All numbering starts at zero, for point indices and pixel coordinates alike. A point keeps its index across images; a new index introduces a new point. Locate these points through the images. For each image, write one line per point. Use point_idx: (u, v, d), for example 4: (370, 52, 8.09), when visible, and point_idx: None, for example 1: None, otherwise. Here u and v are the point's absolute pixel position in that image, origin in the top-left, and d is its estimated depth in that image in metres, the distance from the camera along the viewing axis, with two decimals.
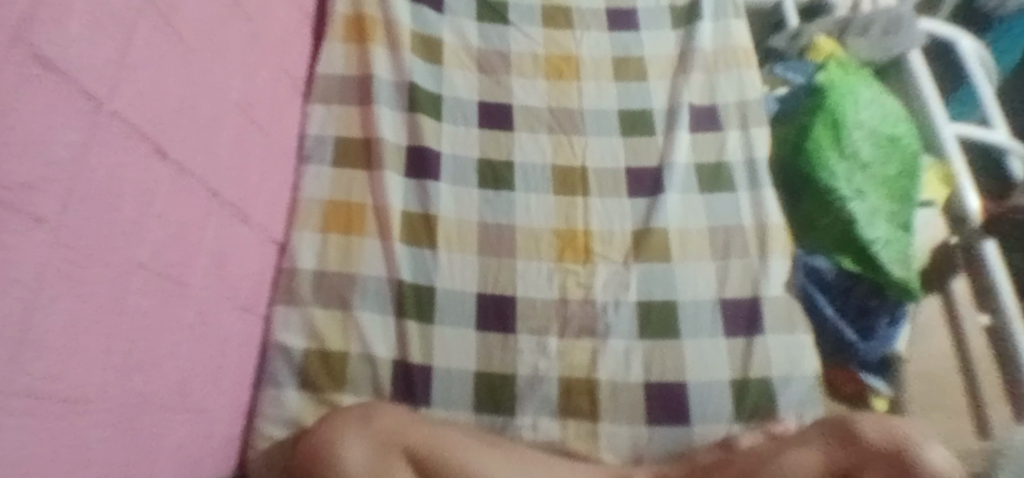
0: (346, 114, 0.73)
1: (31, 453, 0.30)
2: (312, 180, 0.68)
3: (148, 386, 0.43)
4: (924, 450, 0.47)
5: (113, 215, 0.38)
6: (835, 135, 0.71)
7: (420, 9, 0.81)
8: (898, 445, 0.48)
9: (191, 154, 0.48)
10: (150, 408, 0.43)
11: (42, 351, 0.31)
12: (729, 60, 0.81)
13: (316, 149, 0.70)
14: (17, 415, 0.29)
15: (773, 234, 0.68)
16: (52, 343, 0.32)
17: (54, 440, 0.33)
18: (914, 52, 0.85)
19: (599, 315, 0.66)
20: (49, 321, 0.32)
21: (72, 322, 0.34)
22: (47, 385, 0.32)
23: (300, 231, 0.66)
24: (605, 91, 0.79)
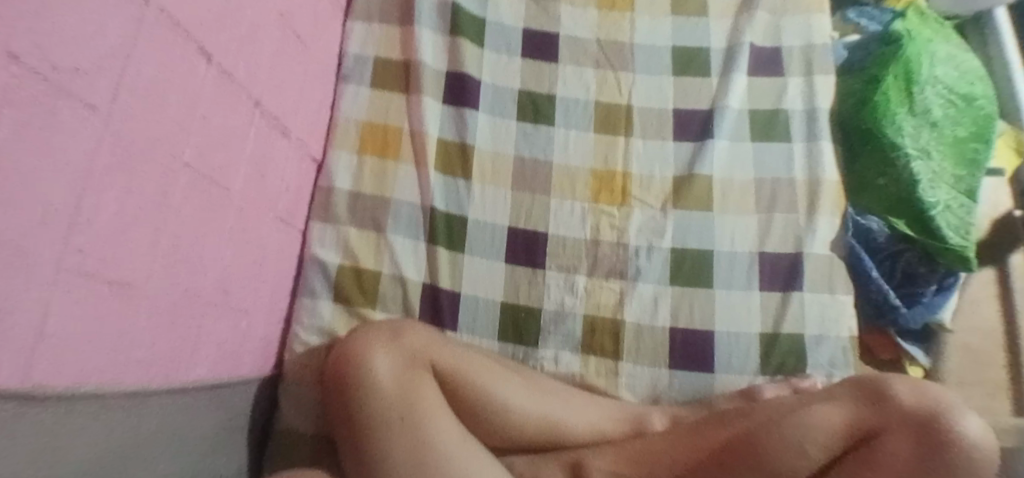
0: (388, 35, 0.71)
1: (71, 327, 0.32)
2: (350, 99, 0.67)
3: (191, 282, 0.45)
4: (954, 415, 0.46)
5: (161, 111, 0.38)
6: (906, 90, 0.67)
7: None
8: (928, 407, 0.46)
9: (235, 59, 0.48)
10: (193, 304, 0.46)
11: (87, 234, 0.32)
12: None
13: (356, 68, 0.69)
14: (56, 290, 0.31)
15: (825, 189, 0.65)
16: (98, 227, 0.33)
17: (97, 318, 0.35)
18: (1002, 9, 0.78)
19: (629, 259, 0.65)
20: (95, 207, 0.33)
21: (118, 211, 0.35)
22: (91, 267, 0.33)
23: (337, 150, 0.66)
24: (659, 25, 0.75)
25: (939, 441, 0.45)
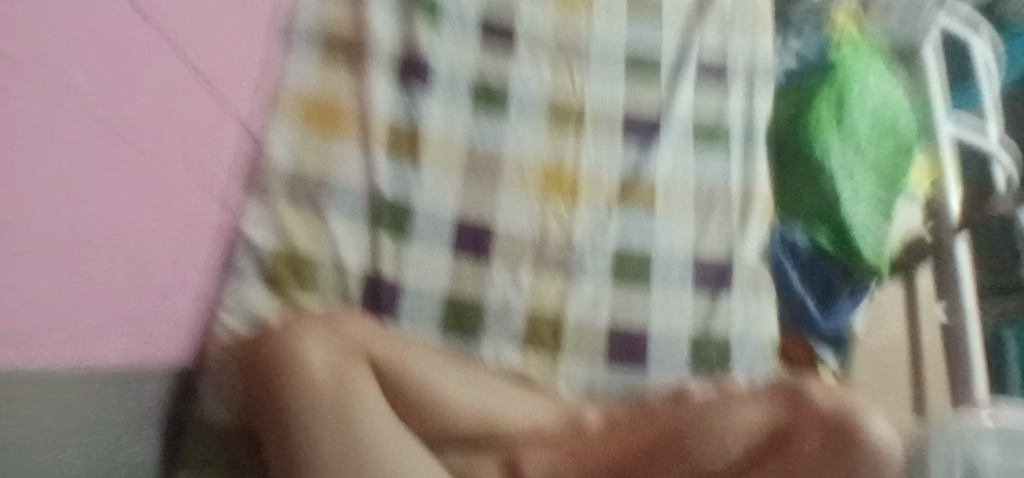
0: (339, 11, 0.68)
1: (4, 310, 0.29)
2: (295, 74, 0.64)
3: (110, 257, 0.41)
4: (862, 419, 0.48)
5: (94, 73, 0.35)
6: (837, 114, 0.71)
7: None
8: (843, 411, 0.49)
9: (172, 22, 0.44)
10: (111, 282, 0.42)
11: (21, 208, 0.29)
12: (745, 18, 0.78)
13: (301, 41, 0.65)
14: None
15: (758, 197, 0.70)
16: (31, 193, 0.30)
17: (27, 298, 0.31)
18: (926, 42, 0.85)
19: (573, 256, 0.66)
20: (31, 177, 0.29)
21: (48, 181, 0.32)
22: (25, 244, 0.30)
23: (277, 126, 0.62)
24: (615, 29, 0.76)
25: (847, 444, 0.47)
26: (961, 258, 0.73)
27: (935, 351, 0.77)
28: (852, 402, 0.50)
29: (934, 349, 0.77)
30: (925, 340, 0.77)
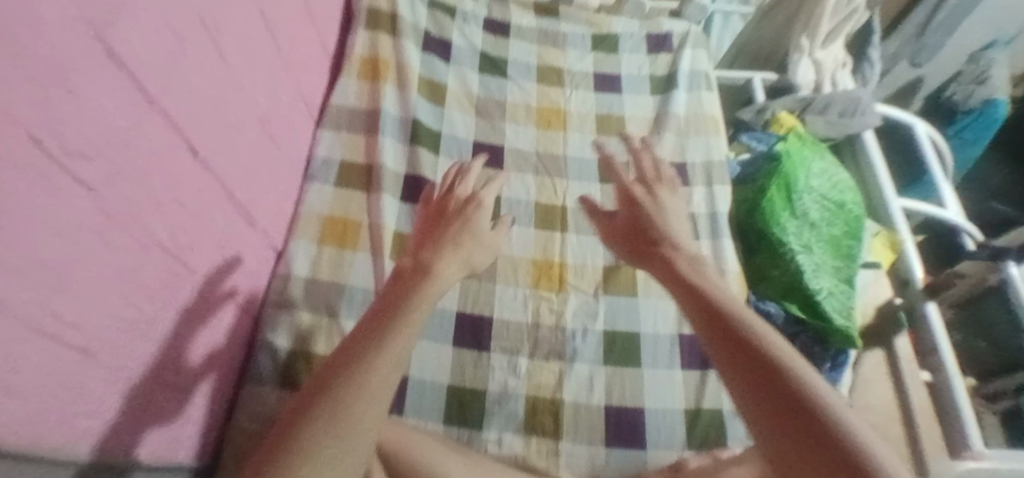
0: (353, 140, 0.79)
1: (39, 385, 0.34)
2: (314, 196, 0.74)
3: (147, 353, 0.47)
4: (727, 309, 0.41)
5: (145, 195, 0.43)
6: (787, 196, 0.79)
7: (431, 58, 0.89)
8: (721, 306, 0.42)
9: (215, 155, 0.54)
10: (143, 377, 0.47)
11: (65, 297, 0.35)
12: (699, 125, 0.91)
13: (321, 169, 0.76)
14: (37, 348, 0.33)
15: (729, 278, 0.75)
16: (76, 287, 0.37)
17: (59, 380, 0.36)
18: (867, 132, 0.97)
19: (567, 340, 0.72)
20: (75, 272, 0.36)
21: (93, 279, 0.39)
22: (64, 330, 0.36)
23: (298, 240, 0.71)
24: (588, 142, 0.89)
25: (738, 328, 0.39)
26: (934, 318, 0.78)
27: (928, 412, 0.76)
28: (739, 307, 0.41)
29: (928, 410, 0.76)
30: (914, 401, 0.77)
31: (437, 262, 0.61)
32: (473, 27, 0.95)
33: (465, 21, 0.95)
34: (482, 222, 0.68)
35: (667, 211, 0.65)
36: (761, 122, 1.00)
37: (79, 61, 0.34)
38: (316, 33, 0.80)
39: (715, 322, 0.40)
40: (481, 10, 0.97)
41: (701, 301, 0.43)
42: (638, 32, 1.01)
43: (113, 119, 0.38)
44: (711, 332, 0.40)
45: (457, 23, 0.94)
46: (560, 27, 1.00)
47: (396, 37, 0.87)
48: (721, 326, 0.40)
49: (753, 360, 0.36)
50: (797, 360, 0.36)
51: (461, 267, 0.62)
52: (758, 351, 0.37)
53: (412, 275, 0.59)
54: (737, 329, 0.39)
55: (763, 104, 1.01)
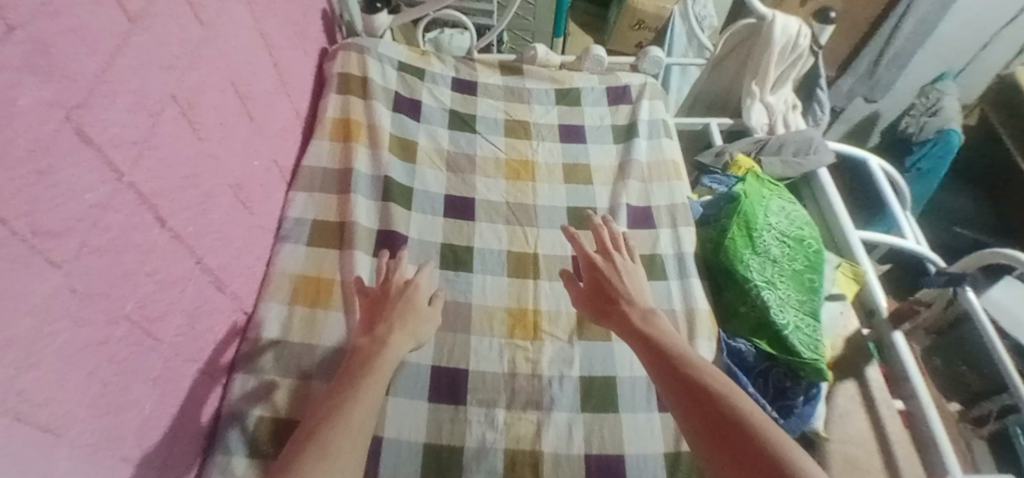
0: (325, 200, 0.80)
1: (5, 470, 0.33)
2: (286, 256, 0.74)
3: (116, 429, 0.46)
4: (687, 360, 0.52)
5: (114, 267, 0.44)
6: (748, 235, 0.83)
7: (401, 118, 0.92)
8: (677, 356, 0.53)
9: (185, 224, 0.55)
10: (110, 455, 0.46)
11: (33, 376, 0.35)
12: (661, 171, 0.96)
13: (293, 229, 0.77)
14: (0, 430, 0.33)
15: (699, 317, 0.78)
16: (43, 366, 0.36)
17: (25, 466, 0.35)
18: (821, 169, 1.01)
19: (544, 388, 0.71)
20: (45, 351, 0.37)
21: (62, 356, 0.39)
22: (31, 410, 0.35)
23: (269, 301, 0.70)
24: (557, 191, 0.92)
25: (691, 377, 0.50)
26: (901, 346, 0.80)
27: (906, 441, 0.76)
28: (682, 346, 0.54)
29: (906, 439, 0.76)
30: (892, 431, 0.77)
31: (389, 336, 0.62)
32: (442, 87, 0.99)
33: (434, 82, 0.99)
34: (422, 298, 0.68)
35: (629, 263, 0.68)
36: (720, 165, 1.05)
37: (51, 141, 0.36)
38: (289, 100, 0.83)
39: (717, 421, 0.45)
40: (449, 71, 1.02)
41: (684, 380, 0.50)
42: (599, 87, 1.07)
43: (82, 195, 0.39)
44: (697, 415, 0.46)
45: (426, 84, 0.98)
46: (525, 84, 1.05)
47: (366, 100, 0.90)
48: (706, 409, 0.46)
49: (739, 442, 0.43)
50: (774, 433, 0.44)
51: (404, 339, 0.63)
52: (742, 432, 0.44)
53: (367, 350, 0.61)
54: (720, 412, 0.46)
55: (721, 147, 1.07)
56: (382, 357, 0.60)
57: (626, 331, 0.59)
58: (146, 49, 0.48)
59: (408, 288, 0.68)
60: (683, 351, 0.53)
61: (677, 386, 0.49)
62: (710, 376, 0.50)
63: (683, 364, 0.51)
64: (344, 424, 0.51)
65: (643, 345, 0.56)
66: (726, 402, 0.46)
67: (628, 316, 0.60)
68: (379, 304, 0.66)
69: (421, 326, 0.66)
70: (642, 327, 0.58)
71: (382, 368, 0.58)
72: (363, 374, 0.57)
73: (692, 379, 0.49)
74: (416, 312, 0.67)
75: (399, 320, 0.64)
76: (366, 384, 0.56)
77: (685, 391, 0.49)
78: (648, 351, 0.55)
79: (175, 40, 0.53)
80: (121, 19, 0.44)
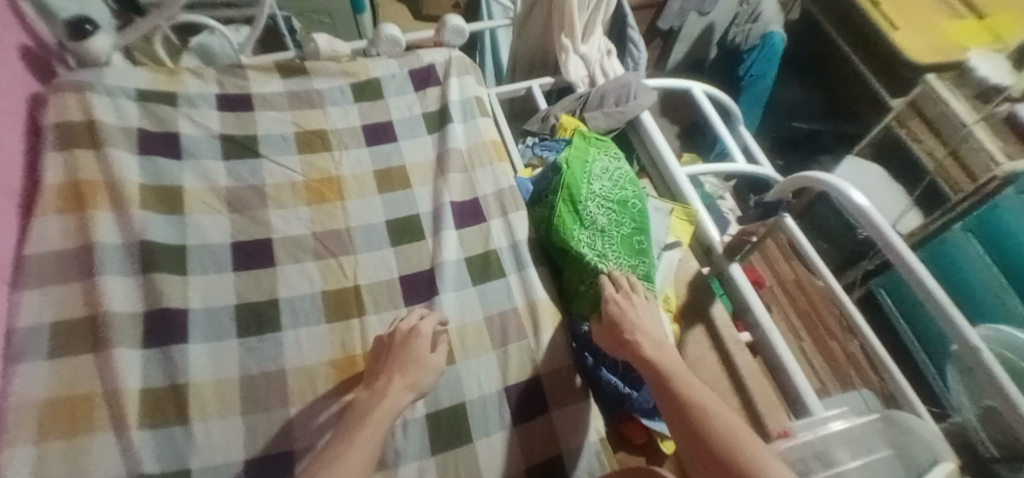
0: (67, 293, 0.64)
1: None
2: (20, 381, 0.59)
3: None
4: (692, 397, 0.53)
5: None
6: (573, 209, 0.77)
7: (153, 160, 0.76)
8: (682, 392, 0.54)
9: None
10: None
11: None
12: (482, 154, 0.88)
13: (28, 344, 0.61)
14: None
15: (542, 309, 0.73)
16: None
17: None
18: (644, 112, 0.99)
19: (386, 442, 0.64)
20: None
21: None
22: None
23: (7, 450, 0.55)
24: (370, 205, 0.81)
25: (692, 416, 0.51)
26: (738, 277, 0.81)
27: (756, 372, 0.78)
28: (694, 384, 0.55)
29: (757, 370, 0.78)
30: (741, 365, 0.78)
31: (387, 386, 0.59)
32: (206, 110, 0.83)
33: (192, 105, 0.82)
34: (424, 345, 0.63)
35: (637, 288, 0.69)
36: (548, 129, 0.99)
37: None
38: None
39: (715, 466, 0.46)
40: (211, 88, 0.85)
41: (687, 417, 0.51)
42: (400, 72, 0.95)
43: None
44: (696, 454, 0.48)
45: (181, 111, 0.81)
46: (313, 85, 0.90)
47: (99, 149, 0.73)
48: (703, 448, 0.48)
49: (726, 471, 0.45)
50: (764, 461, 0.44)
51: (403, 391, 0.59)
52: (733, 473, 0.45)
53: (366, 402, 0.58)
54: (710, 444, 0.48)
55: (545, 111, 1.01)
56: (380, 407, 0.58)
57: (636, 363, 0.60)
58: None
59: (410, 335, 0.64)
60: (693, 388, 0.54)
61: (678, 420, 0.52)
62: (713, 414, 0.50)
63: (685, 398, 0.53)
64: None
65: (652, 380, 0.57)
66: (722, 443, 0.47)
67: (638, 345, 0.61)
68: (390, 359, 0.63)
69: (424, 377, 0.62)
70: (652, 360, 0.59)
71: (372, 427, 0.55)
72: (359, 423, 0.56)
73: (693, 419, 0.50)
74: (417, 360, 0.62)
75: (397, 371, 0.61)
76: (358, 440, 0.54)
77: (687, 431, 0.50)
78: (657, 386, 0.56)
79: None
80: None
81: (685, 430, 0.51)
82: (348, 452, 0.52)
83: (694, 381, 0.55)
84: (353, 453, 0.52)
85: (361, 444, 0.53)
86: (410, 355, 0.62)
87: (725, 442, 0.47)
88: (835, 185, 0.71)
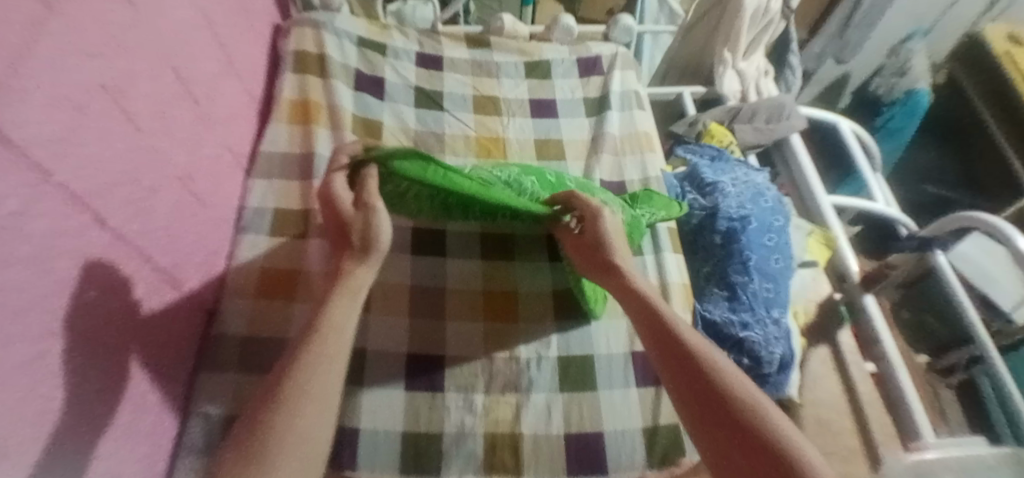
0: (285, 188, 0.78)
1: None
2: (247, 248, 0.72)
3: (74, 436, 0.45)
4: (693, 346, 0.53)
5: (46, 278, 0.42)
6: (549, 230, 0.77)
7: (363, 96, 0.89)
8: (694, 345, 0.53)
9: (128, 222, 0.52)
10: (76, 461, 0.45)
11: None
12: (634, 143, 0.93)
13: (254, 219, 0.74)
14: None
15: (674, 291, 0.75)
16: None
17: None
18: (794, 135, 1.01)
19: (522, 371, 0.71)
20: None
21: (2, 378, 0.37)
22: None
23: (230, 297, 0.68)
24: (529, 169, 0.90)
25: (697, 368, 0.51)
26: (871, 308, 0.79)
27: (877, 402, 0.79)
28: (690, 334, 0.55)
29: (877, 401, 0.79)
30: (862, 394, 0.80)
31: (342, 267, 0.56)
32: (406, 63, 0.96)
33: (396, 58, 0.95)
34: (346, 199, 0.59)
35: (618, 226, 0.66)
36: (694, 134, 1.03)
37: None
38: (239, 81, 0.79)
39: (726, 419, 0.47)
40: (413, 45, 0.98)
41: (691, 365, 0.51)
42: (569, 58, 1.03)
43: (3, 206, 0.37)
44: (703, 402, 0.49)
45: (388, 60, 0.95)
46: (492, 57, 1.01)
47: (325, 79, 0.88)
48: (714, 398, 0.48)
49: (757, 444, 0.45)
50: (768, 414, 0.47)
51: (363, 273, 0.56)
52: (749, 431, 0.46)
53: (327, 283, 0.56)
54: (723, 396, 0.48)
55: (693, 116, 1.05)
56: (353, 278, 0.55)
57: (631, 304, 0.59)
58: (65, 36, 0.44)
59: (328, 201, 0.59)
60: (689, 339, 0.54)
61: (673, 361, 0.52)
62: (718, 367, 0.51)
63: (681, 343, 0.53)
64: (319, 354, 0.49)
65: (645, 327, 0.57)
66: (734, 396, 0.48)
67: (631, 287, 0.60)
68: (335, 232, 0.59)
69: (372, 234, 0.57)
70: (646, 300, 0.58)
71: (326, 334, 0.51)
72: (308, 339, 0.50)
73: (699, 369, 0.51)
74: (346, 222, 0.58)
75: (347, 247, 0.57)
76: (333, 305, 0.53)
77: (690, 382, 0.50)
78: (651, 333, 0.56)
79: (97, 27, 0.48)
80: (34, 5, 0.41)
81: (689, 379, 0.51)
82: (331, 314, 0.52)
83: (686, 326, 0.56)
84: (325, 327, 0.51)
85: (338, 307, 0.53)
86: (340, 217, 0.58)
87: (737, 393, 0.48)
88: (980, 217, 0.75)
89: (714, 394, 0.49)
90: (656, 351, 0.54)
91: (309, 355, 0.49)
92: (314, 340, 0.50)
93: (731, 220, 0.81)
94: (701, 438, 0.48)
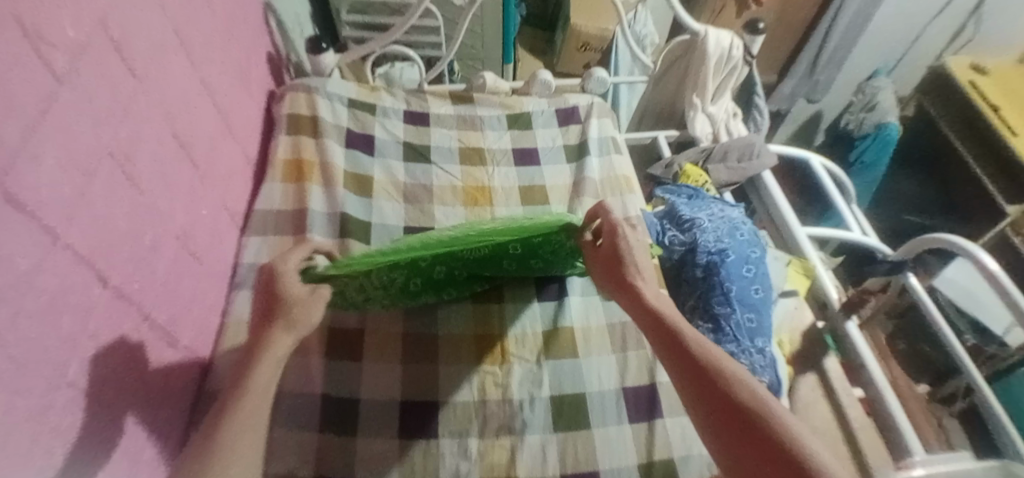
0: (279, 242, 0.81)
1: None
2: (242, 303, 0.74)
3: None
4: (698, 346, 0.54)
5: (51, 334, 0.44)
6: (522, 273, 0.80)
7: (354, 153, 0.94)
8: (701, 344, 0.54)
9: (130, 280, 0.55)
10: None
11: None
12: (613, 185, 0.98)
13: (248, 275, 0.76)
14: None
15: None
16: None
17: None
18: (766, 171, 1.05)
19: (515, 412, 0.71)
20: None
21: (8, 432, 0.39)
22: None
23: (224, 353, 0.69)
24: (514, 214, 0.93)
25: (703, 366, 0.52)
26: (856, 336, 0.82)
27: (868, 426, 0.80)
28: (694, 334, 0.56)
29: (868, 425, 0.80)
30: (853, 418, 0.81)
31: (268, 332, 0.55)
32: (394, 121, 1.01)
33: (386, 116, 1.01)
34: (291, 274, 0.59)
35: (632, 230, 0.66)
36: (671, 175, 1.08)
37: None
38: (235, 142, 0.83)
39: (733, 414, 0.48)
40: (400, 104, 1.03)
41: (697, 363, 0.52)
42: (548, 109, 1.09)
43: (15, 264, 0.40)
44: (711, 398, 0.50)
45: (377, 118, 1.00)
46: (476, 111, 1.06)
47: (317, 138, 0.92)
48: (720, 394, 0.50)
49: (763, 438, 0.46)
50: (772, 408, 0.48)
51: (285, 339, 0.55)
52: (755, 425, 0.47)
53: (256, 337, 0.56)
54: (728, 392, 0.49)
55: (669, 159, 1.10)
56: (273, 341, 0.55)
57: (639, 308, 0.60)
58: (75, 108, 0.48)
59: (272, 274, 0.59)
60: (695, 338, 0.55)
61: (680, 359, 0.54)
62: (723, 364, 0.52)
63: (686, 342, 0.54)
64: (250, 410, 0.50)
65: (653, 328, 0.58)
66: (739, 391, 0.49)
67: (638, 290, 0.61)
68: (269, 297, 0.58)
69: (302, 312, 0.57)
70: (653, 303, 0.59)
71: (251, 394, 0.51)
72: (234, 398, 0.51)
73: (704, 367, 0.52)
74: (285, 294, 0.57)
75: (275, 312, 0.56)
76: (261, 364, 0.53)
77: (697, 380, 0.51)
78: (659, 335, 0.57)
79: (105, 97, 0.52)
80: (49, 81, 0.45)
81: (697, 378, 0.52)
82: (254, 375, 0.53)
83: (691, 326, 0.57)
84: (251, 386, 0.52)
85: (258, 372, 0.53)
86: (280, 288, 0.57)
87: (743, 389, 0.49)
88: (953, 240, 0.78)
89: (721, 390, 0.50)
90: (666, 351, 0.55)
91: (237, 411, 0.50)
92: (241, 394, 0.51)
93: (710, 254, 0.84)
94: (710, 432, 0.49)
